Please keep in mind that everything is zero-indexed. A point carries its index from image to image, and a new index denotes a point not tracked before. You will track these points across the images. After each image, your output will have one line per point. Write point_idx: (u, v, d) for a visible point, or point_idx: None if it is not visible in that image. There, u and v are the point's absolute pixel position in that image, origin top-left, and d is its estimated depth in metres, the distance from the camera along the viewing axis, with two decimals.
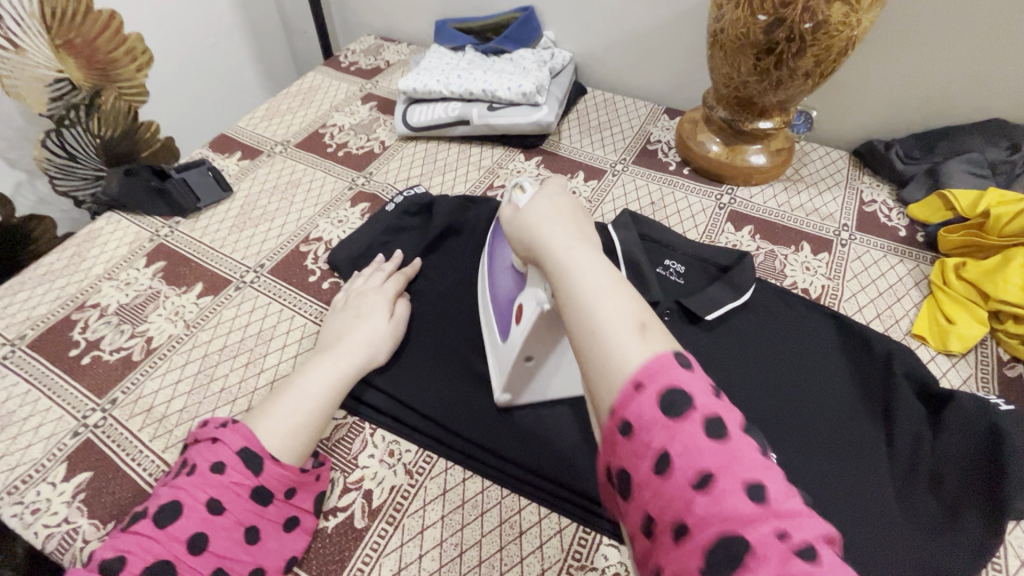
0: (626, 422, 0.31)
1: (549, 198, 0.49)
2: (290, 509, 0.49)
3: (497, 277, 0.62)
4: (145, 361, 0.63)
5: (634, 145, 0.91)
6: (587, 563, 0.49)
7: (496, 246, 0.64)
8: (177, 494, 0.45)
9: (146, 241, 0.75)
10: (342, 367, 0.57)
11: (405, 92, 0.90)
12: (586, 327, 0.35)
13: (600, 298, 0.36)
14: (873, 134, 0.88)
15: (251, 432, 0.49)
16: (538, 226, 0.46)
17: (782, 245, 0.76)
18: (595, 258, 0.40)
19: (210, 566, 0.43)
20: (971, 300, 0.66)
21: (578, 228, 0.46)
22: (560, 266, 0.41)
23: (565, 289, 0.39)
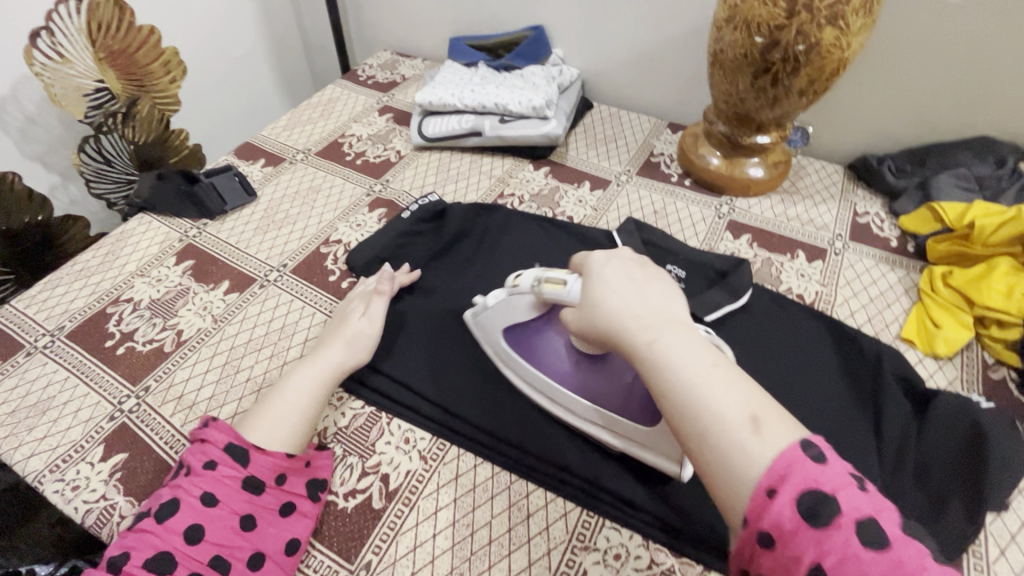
0: (767, 532, 0.33)
1: (611, 272, 0.48)
2: (283, 495, 0.52)
3: (562, 365, 0.58)
4: (175, 352, 0.67)
5: (638, 158, 0.95)
6: (590, 544, 0.53)
7: (528, 346, 0.61)
8: (175, 492, 0.49)
9: (176, 241, 0.80)
10: (325, 364, 0.61)
11: (421, 104, 0.95)
12: (700, 433, 0.37)
13: (710, 400, 0.38)
14: (868, 149, 0.92)
15: (235, 430, 0.53)
16: (617, 312, 0.45)
17: (778, 252, 0.80)
18: (688, 344, 0.41)
19: (208, 554, 0.47)
20: (957, 307, 0.70)
21: (657, 303, 0.45)
22: (654, 364, 0.41)
23: (666, 387, 0.40)
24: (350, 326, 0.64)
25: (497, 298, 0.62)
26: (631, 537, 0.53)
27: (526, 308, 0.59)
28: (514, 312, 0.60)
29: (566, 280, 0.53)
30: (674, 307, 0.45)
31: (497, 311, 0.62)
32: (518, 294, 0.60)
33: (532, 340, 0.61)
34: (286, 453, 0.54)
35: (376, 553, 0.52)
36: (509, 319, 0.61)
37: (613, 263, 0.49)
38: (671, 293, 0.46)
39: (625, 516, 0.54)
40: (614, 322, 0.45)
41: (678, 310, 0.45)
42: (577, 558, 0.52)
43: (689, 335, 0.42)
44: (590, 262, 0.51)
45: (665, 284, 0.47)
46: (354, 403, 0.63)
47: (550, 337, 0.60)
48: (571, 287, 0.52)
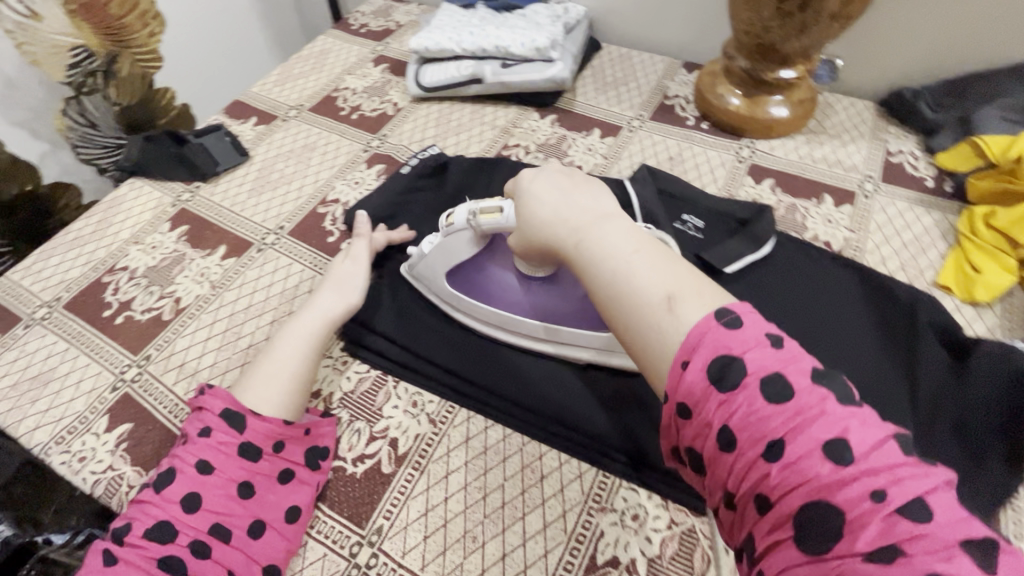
0: (684, 402, 0.34)
1: (539, 185, 0.49)
2: (281, 462, 0.50)
3: (510, 294, 0.59)
4: (174, 320, 0.65)
5: (651, 101, 0.89)
6: (606, 505, 0.51)
7: (474, 285, 0.60)
8: (174, 461, 0.48)
9: (169, 206, 0.77)
10: (316, 324, 0.58)
11: (417, 51, 0.89)
12: (626, 320, 0.38)
13: (634, 287, 0.38)
14: (901, 82, 0.84)
15: (230, 395, 0.51)
16: (551, 220, 0.46)
17: (804, 197, 0.75)
18: (612, 237, 0.42)
19: (207, 524, 0.46)
20: (1000, 249, 0.65)
21: (585, 203, 0.46)
22: (587, 261, 0.42)
23: (595, 282, 0.41)
24: (342, 289, 0.61)
25: (432, 245, 0.60)
26: (649, 497, 0.51)
27: (466, 246, 0.57)
28: (454, 254, 0.58)
29: (501, 208, 0.53)
30: (601, 206, 0.46)
31: (435, 257, 0.59)
32: (453, 235, 0.57)
33: (478, 278, 0.60)
34: (283, 419, 0.52)
35: (387, 517, 0.51)
36: (447, 263, 0.59)
37: (543, 178, 0.50)
38: (599, 196, 0.47)
39: (642, 477, 0.52)
40: (547, 231, 0.46)
41: (604, 209, 0.45)
42: (594, 520, 0.50)
43: (614, 228, 0.43)
44: (520, 182, 0.51)
45: (593, 188, 0.48)
46: (359, 367, 0.61)
47: (494, 271, 0.59)
48: (507, 211, 0.52)
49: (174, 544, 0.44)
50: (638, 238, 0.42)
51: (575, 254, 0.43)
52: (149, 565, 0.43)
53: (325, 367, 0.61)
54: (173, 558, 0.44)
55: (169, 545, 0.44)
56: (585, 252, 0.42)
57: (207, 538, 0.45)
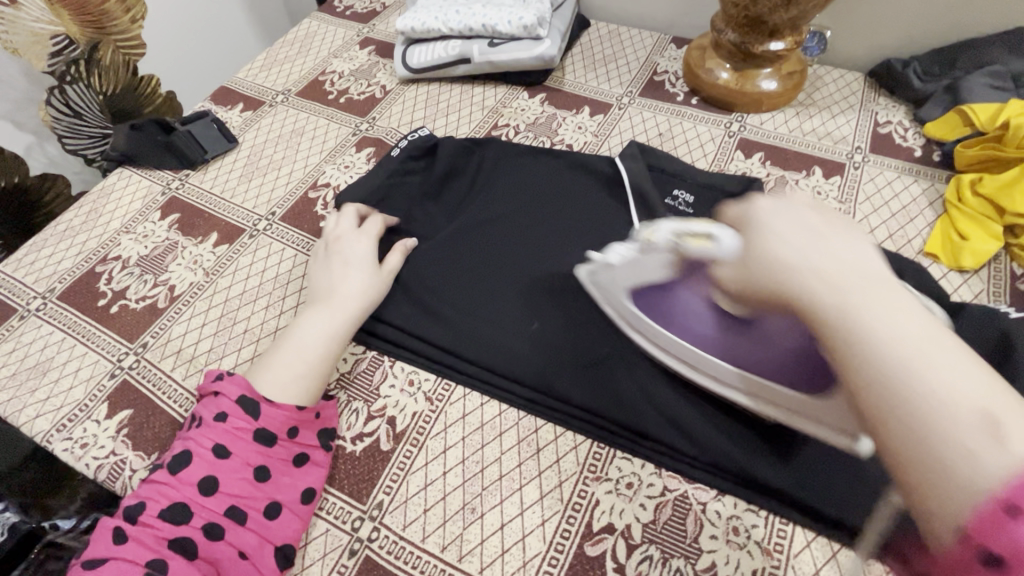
0: (996, 552, 0.23)
1: (780, 214, 0.37)
2: (296, 447, 0.51)
3: (701, 327, 0.51)
4: (170, 308, 0.65)
5: (640, 77, 0.89)
6: (601, 474, 0.52)
7: (658, 308, 0.54)
8: (188, 444, 0.49)
9: (159, 194, 0.76)
10: (337, 316, 0.57)
11: (403, 32, 0.88)
12: (911, 426, 0.27)
13: (937, 386, 0.27)
14: (891, 53, 0.84)
15: (246, 381, 0.52)
16: (795, 262, 0.33)
17: (793, 170, 0.75)
18: (898, 312, 0.30)
19: (223, 505, 0.47)
20: (986, 216, 0.65)
21: (841, 249, 0.34)
22: (851, 328, 0.30)
23: (861, 360, 0.29)
24: (360, 277, 0.60)
25: (621, 256, 0.55)
26: (643, 465, 0.53)
27: (659, 269, 0.52)
28: (644, 271, 0.53)
29: (712, 234, 0.45)
30: (872, 262, 0.33)
31: (622, 272, 0.54)
32: (649, 252, 0.53)
33: (663, 302, 0.53)
34: (296, 405, 0.52)
35: (388, 492, 0.52)
36: (632, 279, 0.54)
37: (782, 207, 0.37)
38: (862, 243, 0.34)
39: (636, 446, 0.53)
40: (785, 275, 0.34)
41: (877, 266, 0.33)
42: (589, 489, 0.51)
43: (901, 299, 0.31)
44: (750, 204, 0.39)
45: (846, 230, 0.35)
46: (356, 348, 0.61)
47: (686, 300, 0.52)
48: (722, 237, 0.44)
49: (188, 527, 0.45)
50: (933, 323, 0.30)
51: (832, 317, 0.31)
52: (163, 546, 0.44)
53: None
54: (186, 540, 0.45)
55: (183, 526, 0.45)
56: (853, 319, 0.30)
57: (221, 522, 0.46)
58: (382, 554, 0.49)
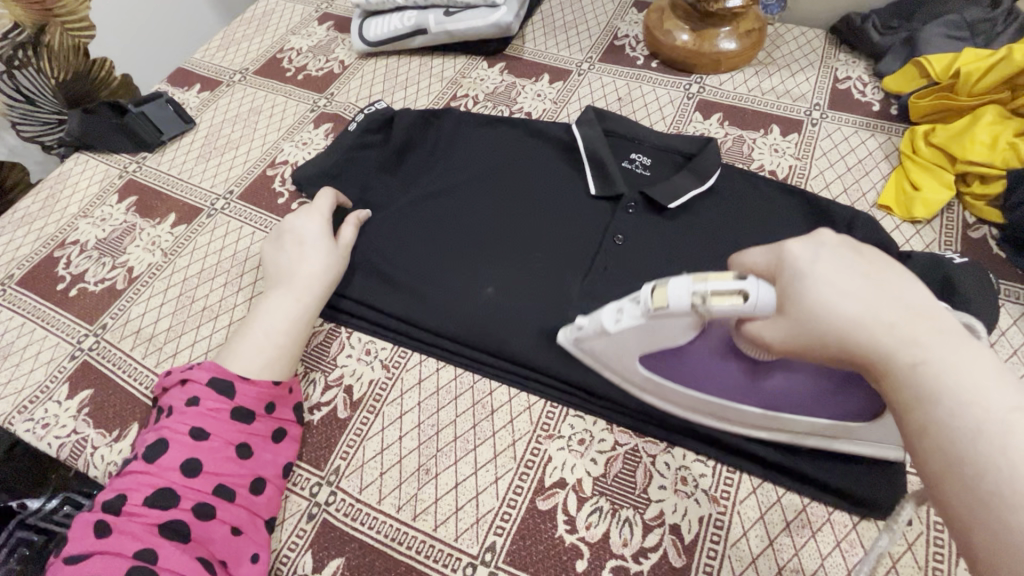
0: None
1: (831, 260, 0.36)
2: (273, 422, 0.51)
3: (730, 381, 0.47)
4: (129, 289, 0.65)
5: (601, 43, 0.88)
6: (554, 432, 0.53)
7: (676, 371, 0.49)
8: (162, 432, 0.47)
9: (116, 178, 0.76)
10: (303, 296, 0.57)
11: (359, 5, 0.87)
12: (980, 493, 0.27)
13: (1022, 450, 0.26)
14: (851, 7, 0.83)
15: (216, 364, 0.50)
16: (853, 317, 0.33)
17: (751, 129, 0.75)
18: (970, 366, 0.30)
19: (211, 485, 0.45)
20: (939, 166, 0.66)
21: (911, 307, 0.33)
22: (918, 388, 0.30)
23: (931, 420, 0.29)
24: (319, 251, 0.59)
25: (621, 323, 0.46)
26: (595, 422, 0.54)
27: (677, 334, 0.45)
28: (658, 337, 0.46)
29: (745, 293, 0.39)
30: (934, 309, 0.33)
31: (630, 338, 0.47)
32: (665, 318, 0.43)
33: (681, 359, 0.49)
34: (271, 381, 0.52)
35: (344, 457, 0.53)
36: (646, 347, 0.47)
37: (827, 251, 0.37)
38: (920, 288, 0.34)
39: (587, 403, 0.54)
40: (843, 332, 0.34)
41: (937, 312, 0.33)
42: (542, 446, 0.52)
43: (972, 352, 0.30)
44: (784, 253, 0.38)
45: (906, 281, 0.35)
46: None
47: (705, 357, 0.48)
48: (765, 293, 0.39)
49: (177, 510, 0.44)
50: (1009, 375, 0.29)
51: (902, 376, 0.31)
52: (153, 533, 0.42)
53: None
54: (178, 523, 0.43)
55: (172, 510, 0.43)
56: (924, 379, 0.30)
57: (210, 501, 0.45)
58: (339, 516, 0.50)
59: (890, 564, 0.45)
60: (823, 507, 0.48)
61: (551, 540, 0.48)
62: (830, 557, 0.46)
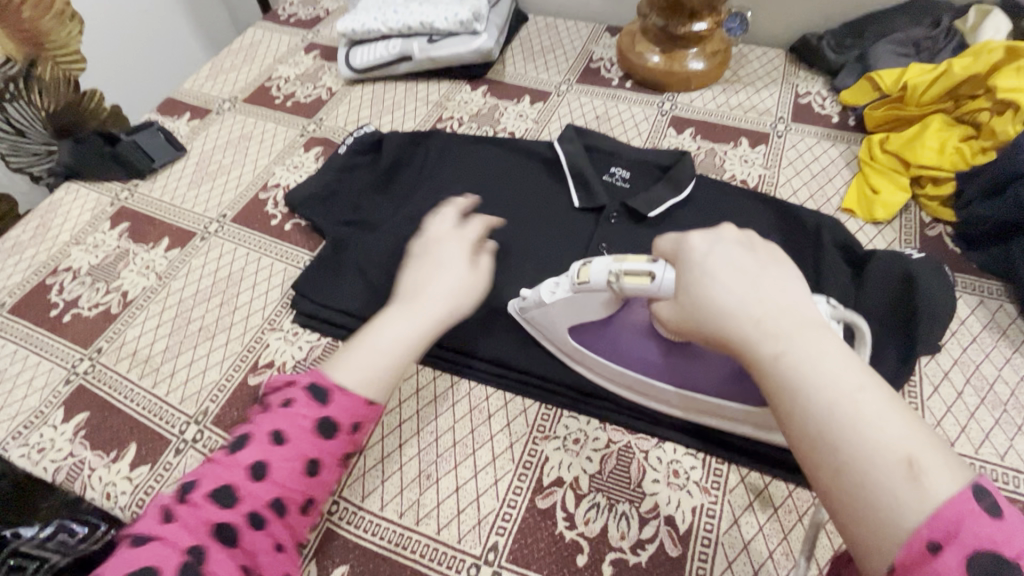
0: None
1: (719, 255, 0.39)
2: (350, 443, 0.46)
3: (648, 358, 0.52)
4: (123, 312, 0.66)
5: (577, 66, 0.93)
6: (550, 433, 0.55)
7: (602, 345, 0.54)
8: (248, 428, 0.45)
9: (108, 206, 0.77)
10: (418, 319, 0.51)
11: (345, 34, 0.91)
12: (833, 465, 0.30)
13: (858, 429, 0.30)
14: (808, 27, 0.90)
15: (320, 370, 0.48)
16: (730, 310, 0.36)
17: (722, 143, 0.80)
18: (820, 353, 0.33)
19: (271, 495, 0.42)
20: (895, 171, 0.71)
21: (779, 300, 0.36)
22: (779, 377, 0.33)
23: (790, 404, 0.32)
24: (458, 275, 0.54)
25: (555, 294, 0.53)
26: (589, 422, 0.56)
27: (597, 307, 0.52)
28: (584, 310, 0.53)
29: (653, 272, 0.45)
30: (795, 300, 0.36)
31: (559, 310, 0.53)
32: (587, 291, 0.51)
33: (603, 335, 0.54)
34: (366, 399, 0.47)
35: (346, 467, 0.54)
36: (572, 318, 0.54)
37: (719, 247, 0.40)
38: (788, 279, 0.38)
39: (580, 404, 0.56)
40: (720, 321, 0.36)
41: (797, 303, 0.36)
42: (539, 447, 0.54)
43: (822, 340, 0.34)
44: (685, 243, 0.42)
45: (781, 276, 0.38)
46: (311, 336, 0.63)
47: (625, 335, 0.54)
48: (663, 277, 0.44)
49: (233, 512, 0.41)
50: (850, 359, 0.33)
51: (764, 363, 0.34)
52: (203, 533, 0.40)
53: (276, 339, 0.63)
54: (228, 528, 0.41)
55: (227, 512, 0.41)
56: (782, 365, 0.33)
57: (266, 513, 0.42)
58: (342, 525, 0.51)
59: None
60: (808, 490, 0.50)
61: (551, 537, 0.49)
62: (817, 538, 0.48)
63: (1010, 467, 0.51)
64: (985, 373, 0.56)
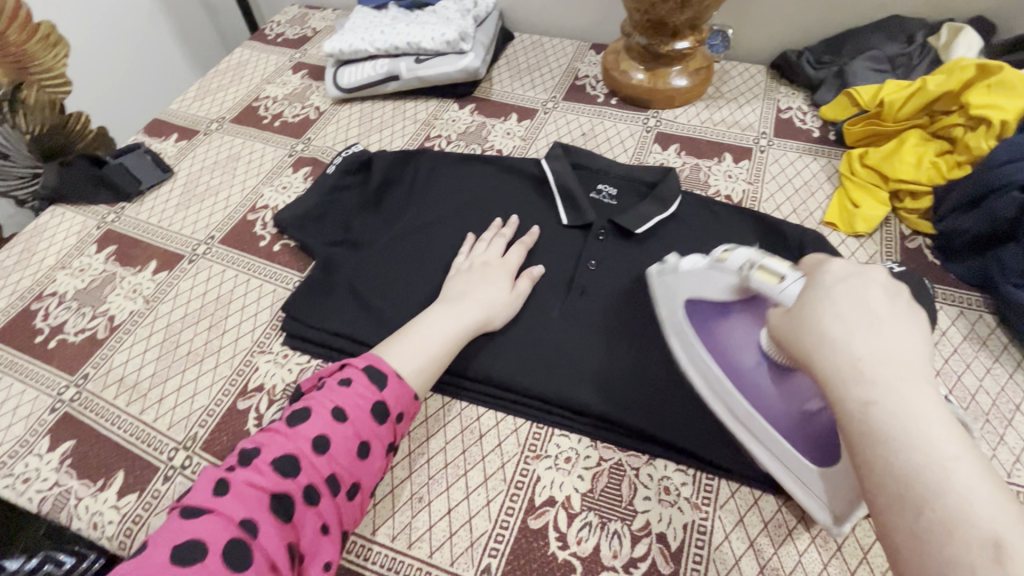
0: None
1: (850, 289, 0.37)
2: (394, 432, 0.51)
3: (740, 360, 0.51)
4: (110, 337, 0.66)
5: (563, 83, 0.94)
6: (541, 452, 0.55)
7: (704, 329, 0.54)
8: (310, 402, 0.50)
9: (94, 229, 0.77)
10: (463, 320, 0.58)
11: (332, 55, 0.91)
12: (912, 524, 0.29)
13: (945, 492, 0.28)
14: (787, 44, 0.92)
15: (376, 355, 0.53)
16: (837, 339, 0.35)
17: (706, 158, 0.81)
18: (923, 409, 0.31)
19: (328, 471, 0.46)
20: (874, 185, 0.72)
21: (902, 344, 0.34)
22: (877, 420, 0.32)
23: (880, 451, 0.31)
24: (501, 290, 0.61)
25: (693, 265, 0.54)
26: (580, 440, 0.56)
27: (716, 292, 0.52)
28: (707, 290, 0.53)
29: (784, 275, 0.46)
30: (913, 354, 0.34)
31: (688, 277, 0.54)
32: (718, 270, 0.52)
33: (717, 323, 0.53)
34: (415, 394, 0.53)
35: None
36: (692, 290, 0.54)
37: (856, 280, 0.37)
38: (913, 329, 0.35)
39: (571, 422, 0.57)
40: (817, 353, 0.35)
41: (913, 358, 0.34)
42: (530, 467, 0.54)
43: (925, 401, 0.32)
44: (825, 266, 0.40)
45: (908, 323, 0.35)
46: (300, 359, 0.63)
47: (739, 330, 0.52)
48: (793, 285, 0.45)
49: (292, 482, 0.45)
50: (953, 429, 0.31)
51: (852, 407, 0.33)
52: (266, 497, 0.43)
53: (266, 362, 0.63)
54: (286, 497, 0.44)
55: (287, 481, 0.44)
56: (870, 415, 0.32)
57: (320, 488, 0.45)
58: None
59: (861, 554, 0.48)
60: (797, 505, 0.51)
61: (544, 558, 0.49)
62: (807, 553, 0.48)
63: None
64: (967, 384, 0.57)
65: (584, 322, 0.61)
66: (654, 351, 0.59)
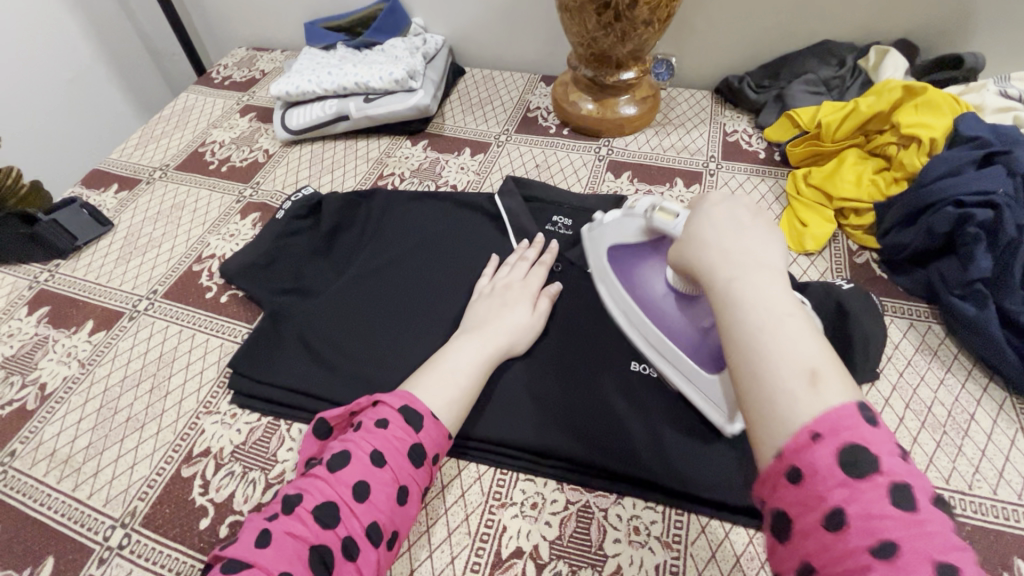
0: (797, 471, 0.30)
1: (723, 206, 0.44)
2: (429, 473, 0.49)
3: (655, 296, 0.57)
4: (41, 408, 0.61)
5: (515, 115, 0.95)
6: (506, 500, 0.53)
7: (628, 269, 0.60)
8: (346, 445, 0.47)
9: (25, 289, 0.73)
10: (491, 347, 0.57)
11: (279, 97, 0.90)
12: (752, 372, 0.33)
13: (776, 342, 0.33)
14: (728, 70, 0.95)
15: (409, 393, 0.50)
16: (709, 243, 0.41)
17: (658, 184, 0.82)
18: (767, 286, 0.36)
19: (368, 518, 0.44)
20: (819, 204, 0.74)
21: (756, 243, 0.40)
22: (728, 299, 0.37)
23: (730, 319, 0.36)
24: (526, 314, 0.60)
25: (612, 216, 0.62)
26: (546, 484, 0.54)
27: (633, 232, 0.59)
28: (626, 234, 0.60)
29: (677, 214, 0.52)
30: (768, 250, 0.40)
31: (610, 229, 0.62)
32: (631, 217, 0.59)
33: (636, 266, 0.60)
34: (448, 435, 0.51)
35: None
36: (616, 237, 0.61)
37: (730, 202, 0.44)
38: (773, 238, 0.41)
39: (537, 466, 0.55)
40: (696, 251, 0.42)
41: (772, 253, 0.39)
42: (496, 516, 0.52)
43: (775, 279, 0.37)
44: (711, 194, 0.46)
45: (768, 231, 0.41)
46: (250, 418, 0.59)
47: (653, 269, 0.58)
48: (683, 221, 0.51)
49: (331, 533, 0.42)
50: (795, 301, 0.36)
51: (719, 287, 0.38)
52: (305, 550, 0.41)
53: (212, 424, 0.59)
54: (327, 550, 0.42)
55: (327, 531, 0.42)
56: (730, 288, 0.37)
57: (360, 540, 0.43)
58: None
59: None
60: None
61: None
62: None
63: (956, 490, 0.52)
64: (922, 397, 0.58)
65: (545, 359, 0.60)
66: (614, 384, 0.58)
